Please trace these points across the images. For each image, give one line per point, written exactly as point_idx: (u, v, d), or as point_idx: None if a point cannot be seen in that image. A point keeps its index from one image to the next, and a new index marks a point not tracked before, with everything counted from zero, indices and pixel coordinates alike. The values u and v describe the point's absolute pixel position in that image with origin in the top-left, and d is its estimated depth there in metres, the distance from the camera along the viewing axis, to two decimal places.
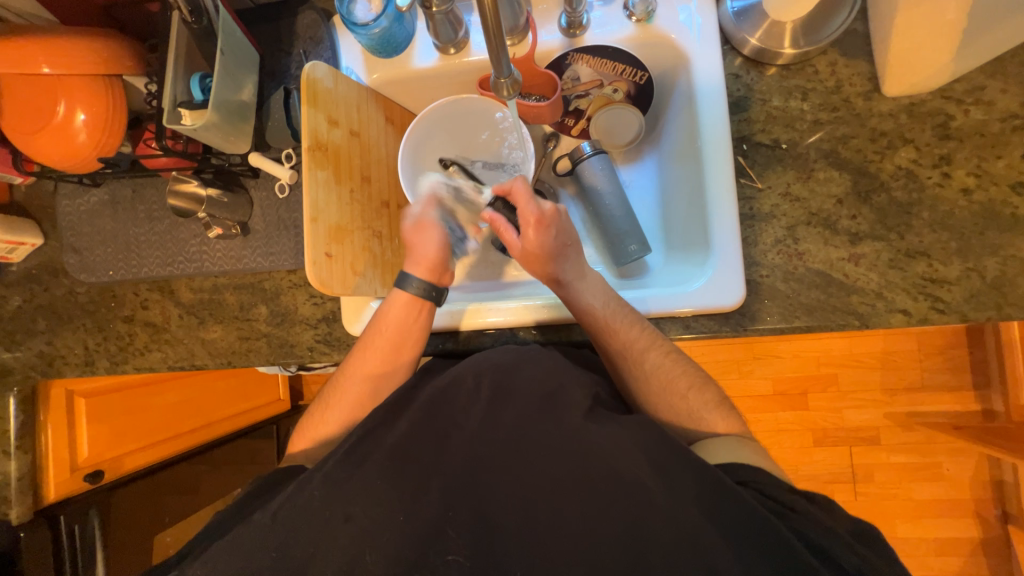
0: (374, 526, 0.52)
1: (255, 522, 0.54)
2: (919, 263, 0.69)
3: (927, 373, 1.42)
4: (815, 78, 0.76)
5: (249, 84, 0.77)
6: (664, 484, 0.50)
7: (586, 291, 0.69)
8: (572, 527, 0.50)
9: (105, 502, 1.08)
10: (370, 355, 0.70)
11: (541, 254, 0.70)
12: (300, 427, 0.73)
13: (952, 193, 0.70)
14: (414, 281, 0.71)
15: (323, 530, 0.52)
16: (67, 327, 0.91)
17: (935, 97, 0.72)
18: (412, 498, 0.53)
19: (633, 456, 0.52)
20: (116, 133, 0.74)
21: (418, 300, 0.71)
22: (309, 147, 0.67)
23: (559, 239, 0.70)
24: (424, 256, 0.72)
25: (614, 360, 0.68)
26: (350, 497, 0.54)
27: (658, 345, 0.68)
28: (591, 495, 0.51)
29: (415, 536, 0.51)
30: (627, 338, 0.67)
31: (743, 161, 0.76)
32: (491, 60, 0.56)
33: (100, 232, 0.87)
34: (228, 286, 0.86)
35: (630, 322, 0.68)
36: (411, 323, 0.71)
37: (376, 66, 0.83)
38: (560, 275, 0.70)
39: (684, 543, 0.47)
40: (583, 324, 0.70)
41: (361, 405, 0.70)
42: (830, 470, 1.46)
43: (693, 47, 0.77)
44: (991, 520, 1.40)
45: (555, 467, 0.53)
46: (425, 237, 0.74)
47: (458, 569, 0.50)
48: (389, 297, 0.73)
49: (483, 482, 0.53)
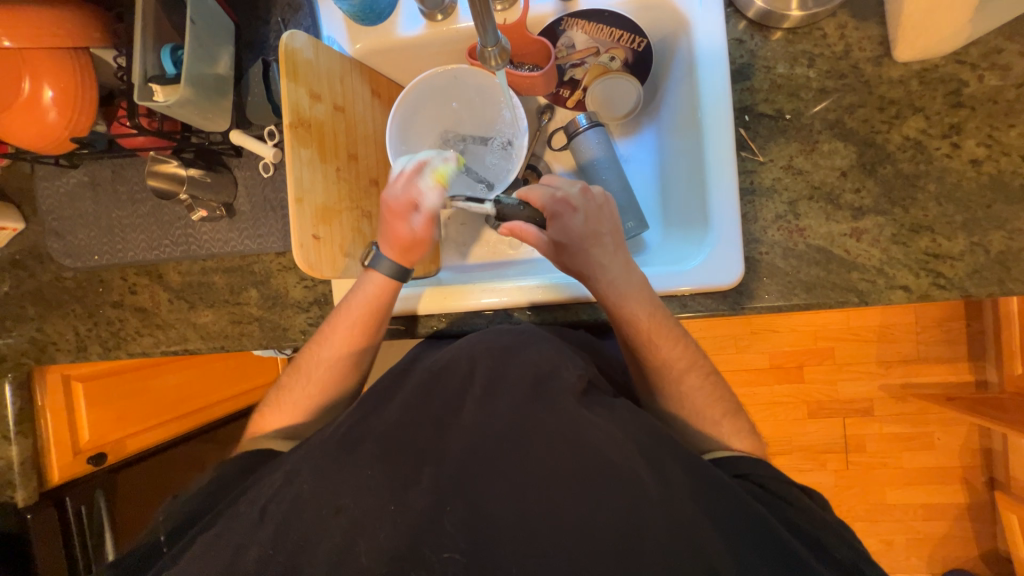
0: (364, 516, 0.51)
1: (243, 517, 0.53)
2: (923, 238, 0.68)
3: (923, 345, 1.42)
4: (823, 42, 0.72)
5: (225, 57, 0.73)
6: (659, 478, 0.50)
7: (630, 298, 0.66)
8: (567, 513, 0.49)
9: (110, 484, 1.12)
10: (341, 323, 0.71)
11: (592, 246, 0.68)
12: (271, 400, 0.73)
13: (960, 164, 0.67)
14: (383, 260, 0.71)
15: (313, 523, 0.51)
16: (56, 313, 0.89)
17: (948, 62, 0.68)
18: (401, 488, 0.52)
19: (628, 448, 0.52)
20: (88, 111, 0.70)
21: (389, 280, 0.71)
22: (291, 124, 0.64)
23: (593, 226, 0.68)
24: (403, 248, 0.71)
25: (650, 373, 0.68)
26: (340, 488, 0.53)
27: (685, 349, 0.67)
28: (590, 489, 0.50)
29: (404, 528, 0.50)
30: (669, 356, 0.66)
31: (744, 134, 0.73)
32: (476, 27, 0.52)
33: (82, 215, 0.85)
34: (217, 270, 0.84)
35: (676, 335, 0.67)
36: (378, 298, 0.71)
37: (359, 35, 0.79)
38: (597, 272, 0.67)
39: (681, 527, 0.47)
40: (625, 331, 0.67)
41: (344, 378, 0.73)
42: (823, 439, 1.48)
43: (694, 9, 0.72)
44: (979, 486, 1.43)
45: (552, 458, 0.52)
46: (393, 222, 0.71)
47: (455, 566, 0.48)
48: (359, 281, 0.73)
49: (477, 468, 0.53)
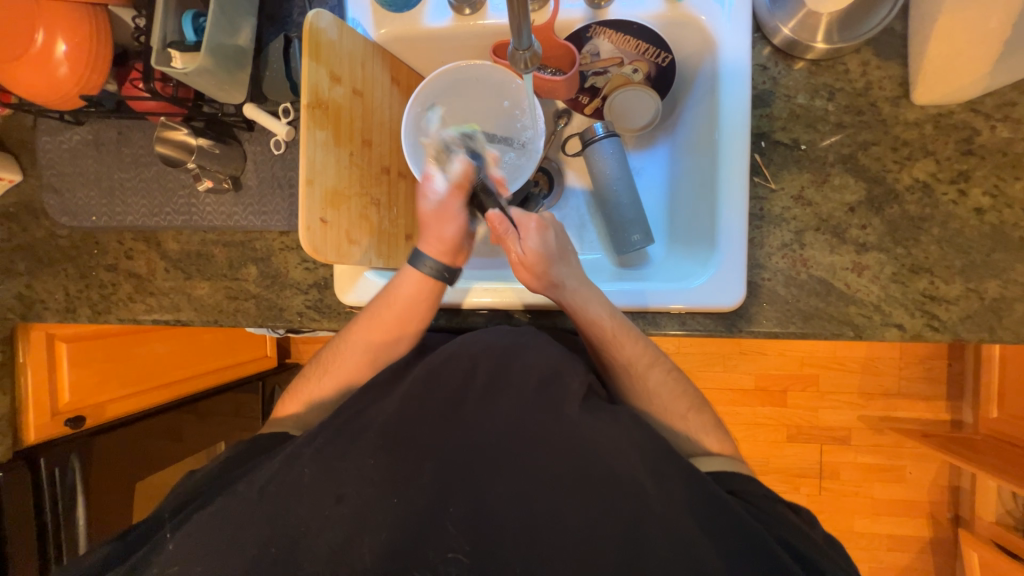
0: (367, 506, 0.53)
1: (241, 497, 0.54)
2: (921, 279, 0.69)
3: (905, 381, 1.45)
4: (844, 77, 0.72)
5: (247, 29, 0.72)
6: (660, 488, 0.51)
7: (592, 302, 0.67)
8: (568, 521, 0.51)
9: (87, 448, 1.07)
10: (372, 325, 0.70)
11: (547, 257, 0.67)
12: (293, 390, 0.73)
13: (965, 211, 0.68)
14: (427, 260, 0.70)
15: (313, 508, 0.53)
16: (47, 271, 0.87)
17: (963, 109, 0.69)
18: (402, 484, 0.54)
19: (632, 459, 0.52)
20: (101, 71, 0.70)
21: (429, 280, 0.70)
22: (309, 104, 0.63)
23: (558, 242, 0.70)
24: (439, 240, 0.71)
25: (615, 373, 0.68)
26: (342, 477, 0.54)
27: (661, 362, 0.68)
28: (589, 498, 0.52)
29: (406, 520, 0.53)
30: (631, 355, 0.66)
31: (759, 159, 0.74)
32: (511, 29, 0.52)
33: (82, 173, 0.83)
34: (217, 243, 0.83)
35: (633, 337, 0.67)
36: (421, 302, 0.70)
37: (385, 21, 0.78)
38: (561, 278, 0.67)
39: (672, 545, 0.48)
40: (588, 336, 0.67)
41: (361, 374, 0.71)
42: (800, 464, 1.51)
43: (723, 29, 0.73)
44: (944, 522, 1.47)
45: (555, 464, 0.54)
46: (443, 224, 0.71)
47: (457, 566, 0.51)
48: (400, 275, 0.72)
49: (480, 469, 0.55)
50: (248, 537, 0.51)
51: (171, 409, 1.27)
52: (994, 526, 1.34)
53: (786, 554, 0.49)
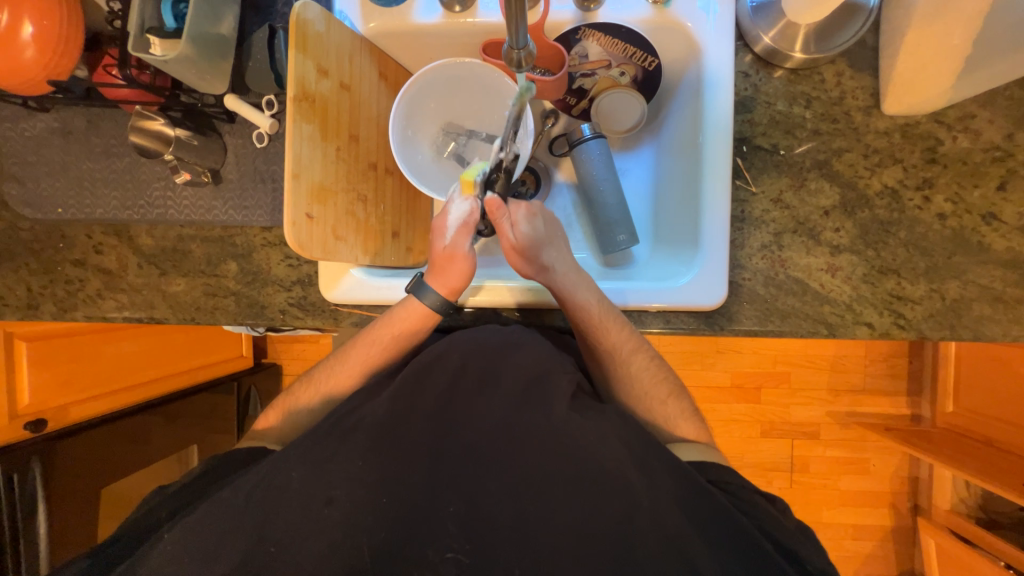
0: (357, 509, 0.52)
1: (225, 501, 0.52)
2: (889, 280, 0.73)
3: (869, 377, 1.52)
4: (820, 87, 0.76)
5: (229, 17, 0.70)
6: (646, 480, 0.52)
7: (579, 287, 0.68)
8: (559, 517, 0.51)
9: (49, 451, 1.01)
10: (369, 347, 0.70)
11: (537, 242, 0.69)
12: (279, 400, 0.73)
13: (929, 216, 0.73)
14: (430, 294, 0.68)
15: (301, 513, 0.52)
16: (6, 265, 0.82)
17: (928, 120, 0.73)
18: (393, 486, 0.54)
19: (620, 455, 0.54)
20: (71, 55, 0.66)
21: (432, 313, 0.69)
22: (295, 97, 0.62)
23: (547, 229, 0.71)
24: (450, 281, 0.69)
25: (602, 359, 0.69)
26: (331, 481, 0.53)
27: (644, 350, 0.70)
28: (579, 492, 0.52)
29: (396, 521, 0.52)
30: (616, 340, 0.67)
31: (740, 163, 0.76)
32: (507, 28, 0.52)
33: (47, 162, 0.79)
34: (194, 238, 0.80)
35: (619, 324, 0.68)
36: (420, 330, 0.70)
37: (373, 15, 0.77)
38: (549, 264, 0.69)
39: (663, 540, 0.49)
40: (575, 320, 0.68)
41: (349, 384, 0.70)
42: (773, 458, 1.56)
43: (707, 36, 0.75)
44: (904, 511, 1.55)
45: (544, 460, 0.54)
46: (453, 266, 0.69)
47: (455, 566, 0.50)
48: (400, 305, 0.70)
49: (471, 469, 0.55)
50: (234, 544, 0.50)
51: (137, 412, 1.21)
52: (949, 514, 1.42)
53: (769, 543, 0.50)
